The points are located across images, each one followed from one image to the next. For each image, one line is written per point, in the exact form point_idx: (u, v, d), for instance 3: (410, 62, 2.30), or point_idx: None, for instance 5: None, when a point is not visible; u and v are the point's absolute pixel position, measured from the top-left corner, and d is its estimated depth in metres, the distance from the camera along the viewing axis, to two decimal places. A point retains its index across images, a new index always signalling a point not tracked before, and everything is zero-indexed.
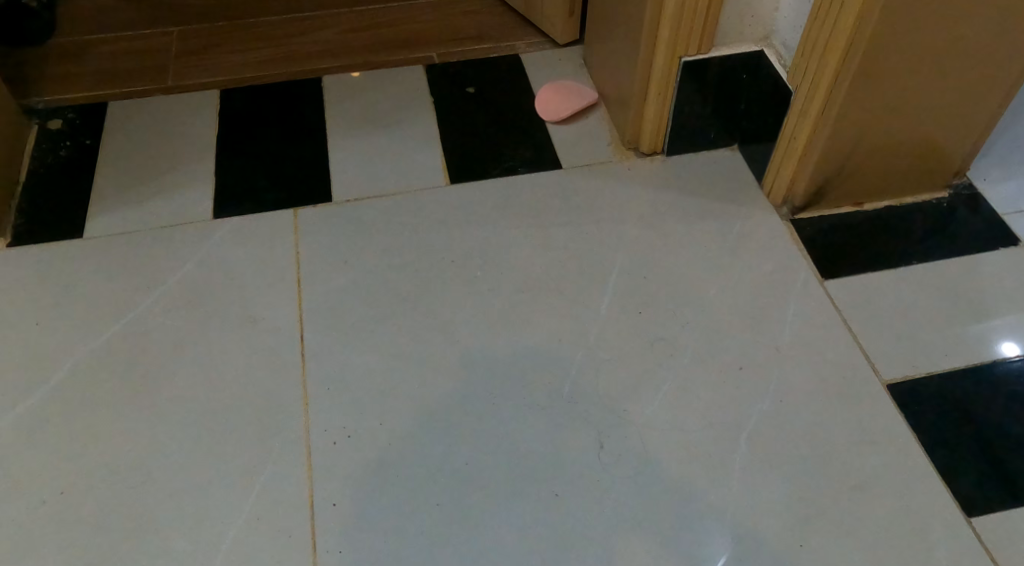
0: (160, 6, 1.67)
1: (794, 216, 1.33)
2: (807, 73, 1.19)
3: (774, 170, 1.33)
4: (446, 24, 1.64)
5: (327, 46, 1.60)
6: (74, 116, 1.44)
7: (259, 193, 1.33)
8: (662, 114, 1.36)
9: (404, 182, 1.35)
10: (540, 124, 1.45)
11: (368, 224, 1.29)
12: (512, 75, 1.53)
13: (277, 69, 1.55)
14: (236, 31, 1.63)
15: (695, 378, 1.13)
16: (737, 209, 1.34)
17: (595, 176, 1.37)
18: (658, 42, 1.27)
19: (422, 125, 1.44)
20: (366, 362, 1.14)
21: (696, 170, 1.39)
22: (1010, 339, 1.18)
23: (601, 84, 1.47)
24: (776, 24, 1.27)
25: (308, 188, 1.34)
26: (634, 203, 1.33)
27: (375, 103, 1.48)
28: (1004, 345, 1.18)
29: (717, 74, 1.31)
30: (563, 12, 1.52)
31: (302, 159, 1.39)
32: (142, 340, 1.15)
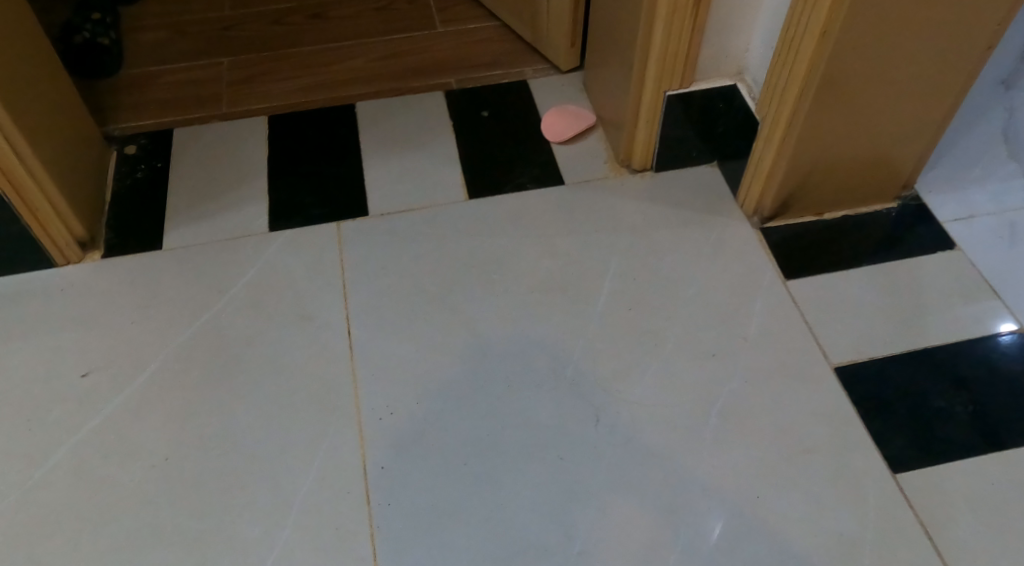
0: (212, 39, 1.92)
1: (763, 225, 1.55)
2: (771, 106, 1.41)
3: (746, 186, 1.55)
4: (463, 52, 1.86)
5: (360, 73, 1.82)
6: (146, 142, 1.68)
7: (307, 208, 1.57)
8: (650, 138, 1.57)
9: (431, 198, 1.58)
10: (545, 144, 1.67)
11: (401, 234, 1.52)
12: (522, 100, 1.75)
13: (317, 95, 1.78)
14: (279, 60, 1.86)
15: (676, 363, 1.37)
16: (716, 218, 1.56)
17: (594, 191, 1.59)
18: (647, 79, 1.48)
19: (444, 146, 1.66)
20: (403, 352, 1.38)
21: (681, 184, 1.61)
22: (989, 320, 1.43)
23: (599, 109, 1.69)
24: (747, 62, 1.49)
25: (348, 203, 1.57)
26: (627, 214, 1.56)
27: (402, 127, 1.70)
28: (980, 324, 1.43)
29: (698, 104, 1.53)
30: (566, 44, 1.74)
31: (342, 177, 1.62)
32: (220, 336, 1.39)
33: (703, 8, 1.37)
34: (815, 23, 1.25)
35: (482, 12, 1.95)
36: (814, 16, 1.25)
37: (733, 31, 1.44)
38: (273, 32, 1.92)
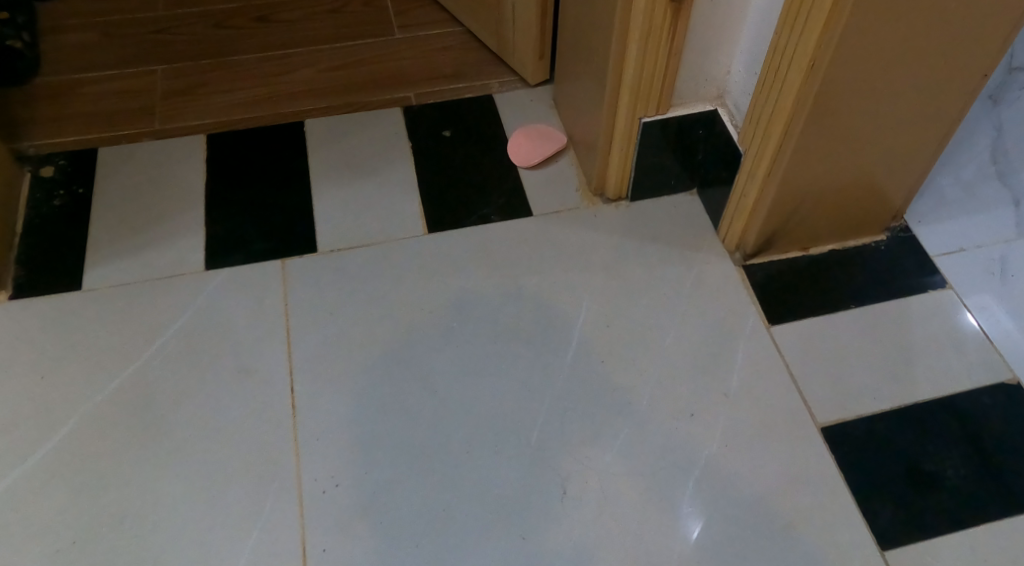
0: (146, 44, 1.78)
1: (744, 262, 1.42)
2: (755, 138, 1.27)
3: (727, 220, 1.41)
4: (422, 62, 1.71)
5: (309, 86, 1.68)
6: (65, 163, 1.54)
7: (248, 243, 1.43)
8: (625, 165, 1.43)
9: (384, 231, 1.44)
10: (512, 169, 1.52)
11: (350, 274, 1.39)
12: (487, 117, 1.60)
13: (261, 112, 1.64)
14: (223, 69, 1.72)
15: (649, 424, 1.25)
16: (695, 254, 1.43)
17: (563, 223, 1.45)
18: (620, 104, 1.33)
19: (400, 172, 1.52)
20: (350, 412, 1.25)
21: (657, 214, 1.48)
22: (976, 371, 1.32)
23: (570, 128, 1.54)
24: (728, 85, 1.33)
25: (292, 237, 1.43)
26: (599, 248, 1.42)
27: (355, 148, 1.56)
28: (971, 372, 1.32)
29: (675, 130, 1.38)
30: (534, 56, 1.59)
31: (288, 207, 1.48)
32: (144, 393, 1.26)
33: (681, 29, 1.21)
34: (805, 51, 1.12)
35: (445, 16, 1.79)
36: (804, 43, 1.11)
37: (715, 51, 1.28)
38: (215, 38, 1.78)
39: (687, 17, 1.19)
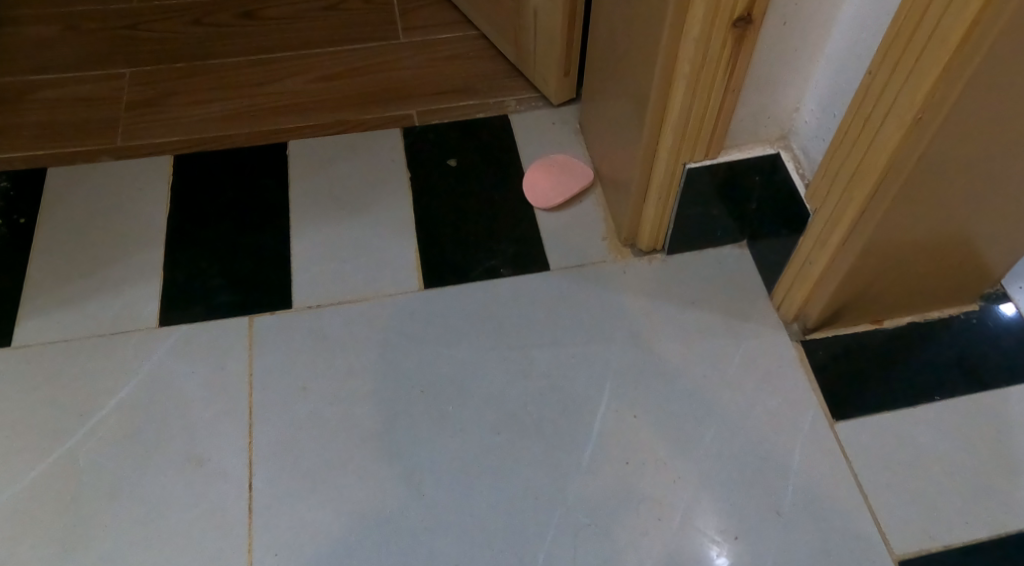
0: (116, 42, 1.56)
1: (803, 336, 1.16)
2: (828, 197, 0.99)
3: (785, 284, 1.15)
4: (427, 73, 1.47)
5: (296, 99, 1.45)
6: (9, 185, 1.33)
7: (213, 293, 1.21)
8: (663, 215, 1.17)
9: (372, 285, 1.21)
10: (527, 209, 1.28)
11: (329, 338, 1.16)
12: (500, 143, 1.35)
13: (239, 129, 1.41)
14: (201, 76, 1.50)
15: (683, 549, 1.02)
16: (744, 324, 1.18)
17: (585, 280, 1.21)
18: (660, 147, 1.07)
19: (394, 209, 1.28)
20: (318, 520, 1.04)
21: (699, 272, 1.22)
22: None
23: (598, 162, 1.29)
24: (794, 124, 1.07)
25: (265, 288, 1.21)
26: (628, 314, 1.18)
27: (344, 177, 1.32)
28: None
29: (726, 178, 1.12)
30: (559, 72, 1.34)
31: (260, 250, 1.25)
32: (76, 484, 1.07)
33: (743, 60, 0.95)
34: (909, 100, 0.84)
35: (457, 17, 1.55)
36: (909, 90, 0.83)
37: (781, 85, 1.02)
38: (194, 38, 1.56)
39: (752, 46, 0.94)
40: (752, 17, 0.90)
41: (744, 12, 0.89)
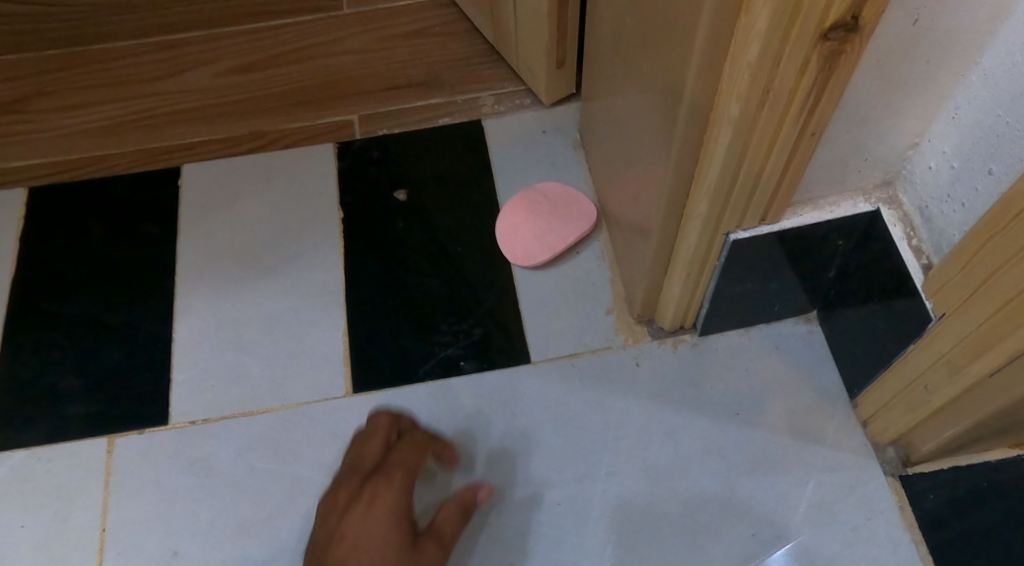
0: None
1: (905, 470, 0.79)
2: (972, 309, 0.61)
3: (879, 399, 0.77)
4: (378, 60, 1.05)
5: (198, 100, 1.01)
6: None
7: (63, 401, 0.84)
8: (695, 291, 0.80)
9: (281, 387, 0.85)
10: (503, 268, 0.92)
11: (214, 474, 0.81)
12: (472, 167, 0.98)
13: (120, 146, 0.98)
14: (68, 67, 1.04)
15: None
16: (812, 450, 0.81)
17: (583, 380, 0.85)
18: (689, 210, 0.69)
19: (319, 271, 0.91)
20: None
21: (750, 363, 0.85)
22: None
23: (604, 197, 0.91)
24: (908, 167, 0.67)
25: (133, 391, 0.85)
26: (642, 436, 0.83)
27: (253, 220, 0.94)
28: None
29: (794, 245, 0.73)
30: (548, 64, 0.94)
31: (132, 332, 0.87)
32: None
33: (833, 91, 0.56)
34: None
35: None
36: None
37: (895, 115, 0.62)
38: None
39: (851, 69, 0.54)
40: (858, 22, 0.51)
41: (845, 14, 0.50)
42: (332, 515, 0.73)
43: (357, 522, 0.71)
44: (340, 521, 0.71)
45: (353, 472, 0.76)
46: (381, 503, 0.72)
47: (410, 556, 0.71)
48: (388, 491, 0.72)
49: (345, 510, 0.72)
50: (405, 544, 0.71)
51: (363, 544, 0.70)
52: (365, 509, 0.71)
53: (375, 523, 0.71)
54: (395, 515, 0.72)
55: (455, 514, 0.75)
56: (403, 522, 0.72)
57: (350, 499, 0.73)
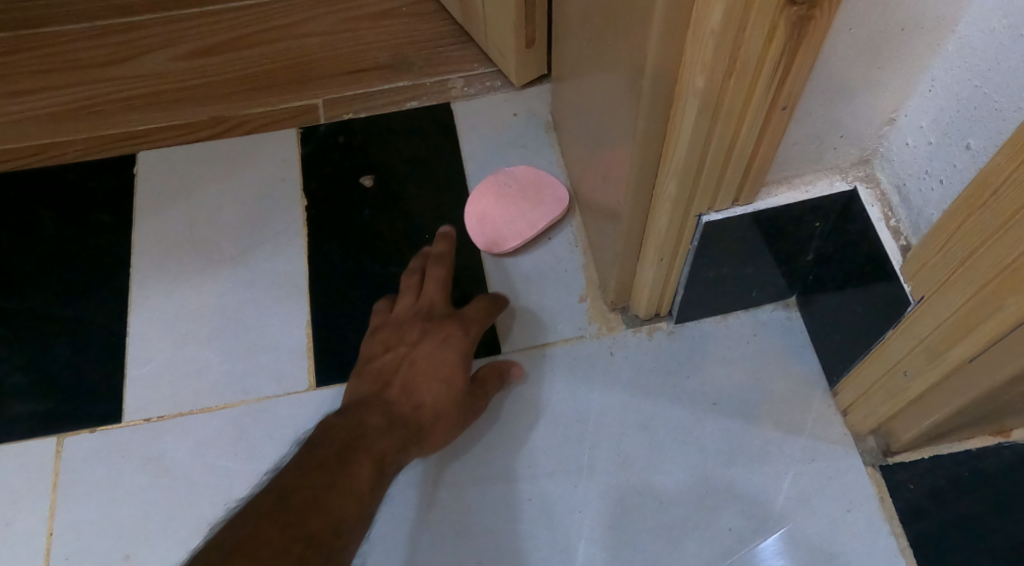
0: None
1: (885, 460, 0.76)
2: (951, 291, 0.58)
3: (859, 387, 0.74)
4: (343, 42, 1.01)
5: (155, 85, 0.98)
6: None
7: (11, 400, 0.81)
8: (668, 277, 0.77)
9: (240, 382, 0.82)
10: (472, 256, 0.88)
11: (170, 473, 0.78)
12: (441, 152, 0.94)
13: (73, 133, 0.94)
14: (19, 52, 1.00)
15: None
16: (791, 440, 0.78)
17: (555, 371, 0.83)
18: (658, 192, 0.66)
19: (281, 261, 0.88)
20: None
21: (727, 351, 0.82)
22: None
23: (576, 181, 0.88)
24: (886, 143, 0.64)
25: (85, 388, 0.81)
26: (615, 427, 0.80)
27: (213, 209, 0.91)
28: None
29: (770, 227, 0.70)
30: (517, 44, 0.91)
31: (84, 327, 0.84)
32: None
33: (804, 61, 0.53)
34: None
35: None
36: None
37: (870, 88, 0.59)
38: None
39: (822, 37, 0.51)
40: None
41: None
42: (397, 346, 0.77)
43: (425, 357, 0.76)
44: (411, 350, 0.77)
45: (418, 309, 0.80)
46: (455, 344, 0.78)
47: (471, 394, 0.77)
48: (458, 338, 0.78)
49: (413, 345, 0.77)
50: (462, 386, 0.76)
51: (439, 366, 0.76)
52: (434, 348, 0.77)
53: (442, 361, 0.76)
54: (462, 358, 0.77)
55: (495, 373, 0.80)
56: (465, 366, 0.77)
57: (419, 336, 0.78)
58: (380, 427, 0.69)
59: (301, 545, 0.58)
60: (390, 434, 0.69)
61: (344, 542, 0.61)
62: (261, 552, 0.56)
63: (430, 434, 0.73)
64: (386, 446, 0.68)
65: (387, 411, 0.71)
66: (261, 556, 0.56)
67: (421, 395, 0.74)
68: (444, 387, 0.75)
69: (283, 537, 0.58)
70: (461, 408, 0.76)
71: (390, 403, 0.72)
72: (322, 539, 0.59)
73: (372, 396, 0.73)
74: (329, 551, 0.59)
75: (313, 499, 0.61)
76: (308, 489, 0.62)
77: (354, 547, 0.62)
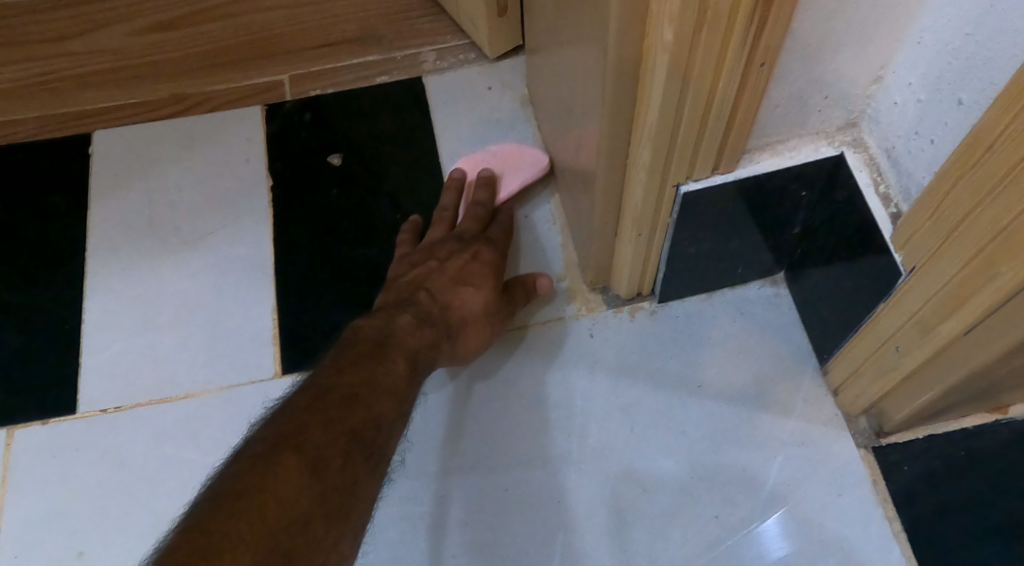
0: None
1: (878, 441, 0.72)
2: (944, 259, 0.54)
3: (849, 365, 0.70)
4: (308, 15, 0.97)
5: (111, 62, 0.93)
6: None
7: None
8: (649, 252, 0.73)
9: (202, 370, 0.78)
10: None
11: (126, 466, 0.74)
12: (412, 128, 0.90)
13: (24, 113, 0.90)
14: None
15: None
16: (779, 423, 0.74)
17: (532, 354, 0.79)
18: (632, 161, 0.62)
19: (244, 244, 0.84)
20: None
21: (713, 330, 0.79)
22: None
23: (553, 154, 0.84)
24: (873, 104, 0.60)
25: (36, 379, 0.77)
26: (596, 412, 0.76)
27: (173, 190, 0.87)
28: None
29: (753, 197, 0.66)
30: (488, 13, 0.87)
31: (36, 316, 0.80)
32: None
33: (780, 9, 0.49)
34: None
35: None
36: None
37: (854, 42, 0.54)
38: None
39: None
40: None
41: None
42: (426, 260, 0.76)
43: (457, 268, 0.75)
44: (440, 264, 0.75)
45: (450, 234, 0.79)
46: (485, 258, 0.76)
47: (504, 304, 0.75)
48: (490, 253, 0.77)
49: (445, 259, 0.75)
50: (496, 295, 0.75)
51: (469, 279, 0.74)
52: (466, 261, 0.76)
53: (474, 273, 0.75)
54: (493, 272, 0.76)
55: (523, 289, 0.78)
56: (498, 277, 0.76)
57: (449, 252, 0.76)
58: (412, 327, 0.68)
59: (347, 437, 0.57)
60: (422, 332, 0.68)
61: (386, 441, 0.60)
62: (309, 445, 0.55)
63: (462, 339, 0.72)
64: (418, 344, 0.67)
65: (420, 312, 0.69)
66: (308, 449, 0.55)
67: (453, 300, 0.72)
68: (477, 297, 0.74)
69: (330, 432, 0.57)
70: (493, 319, 0.74)
71: (422, 306, 0.71)
72: (366, 434, 0.58)
73: (401, 300, 0.71)
74: (373, 445, 0.58)
75: (353, 396, 0.60)
76: (346, 388, 0.60)
77: (393, 445, 0.61)
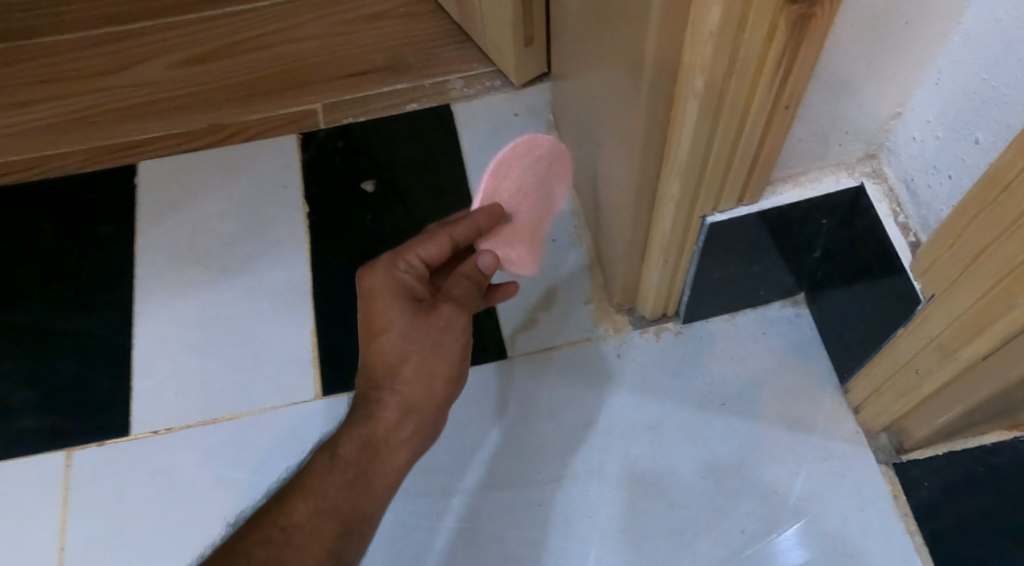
0: None
1: (900, 457, 0.75)
2: (962, 290, 0.57)
3: (870, 384, 0.73)
4: (339, 45, 1.00)
5: (152, 94, 0.97)
6: None
7: (16, 418, 0.81)
8: (675, 276, 0.76)
9: (247, 392, 0.82)
10: None
11: (178, 485, 0.78)
12: (442, 154, 0.94)
13: (72, 145, 0.94)
14: (14, 65, 1.00)
15: None
16: (802, 440, 0.77)
17: (562, 375, 0.82)
18: (661, 193, 0.65)
19: (283, 269, 0.87)
20: None
21: (736, 350, 0.82)
22: None
23: (579, 180, 0.87)
24: (892, 137, 0.63)
25: (91, 403, 0.81)
26: (625, 431, 0.79)
27: (214, 218, 0.90)
28: None
29: (776, 225, 0.69)
30: (515, 43, 0.90)
31: (89, 341, 0.84)
32: None
33: (805, 58, 0.52)
34: None
35: None
36: None
37: (874, 82, 0.57)
38: None
39: (823, 36, 0.50)
40: None
41: None
42: None
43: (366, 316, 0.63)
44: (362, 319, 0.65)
45: None
46: (372, 288, 0.62)
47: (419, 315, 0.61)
48: (373, 280, 0.62)
49: None
50: (410, 314, 0.61)
51: (375, 317, 0.62)
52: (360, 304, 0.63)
53: (376, 312, 0.62)
54: (391, 288, 0.62)
55: (465, 284, 0.63)
56: (402, 300, 0.61)
57: None
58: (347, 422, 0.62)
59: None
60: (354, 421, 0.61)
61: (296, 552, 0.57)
62: None
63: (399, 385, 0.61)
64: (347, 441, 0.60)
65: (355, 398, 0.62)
66: None
67: (373, 359, 0.62)
68: (389, 333, 0.61)
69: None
70: (423, 334, 0.61)
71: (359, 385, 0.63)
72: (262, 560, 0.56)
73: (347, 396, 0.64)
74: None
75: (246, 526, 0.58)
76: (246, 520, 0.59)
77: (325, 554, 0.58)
